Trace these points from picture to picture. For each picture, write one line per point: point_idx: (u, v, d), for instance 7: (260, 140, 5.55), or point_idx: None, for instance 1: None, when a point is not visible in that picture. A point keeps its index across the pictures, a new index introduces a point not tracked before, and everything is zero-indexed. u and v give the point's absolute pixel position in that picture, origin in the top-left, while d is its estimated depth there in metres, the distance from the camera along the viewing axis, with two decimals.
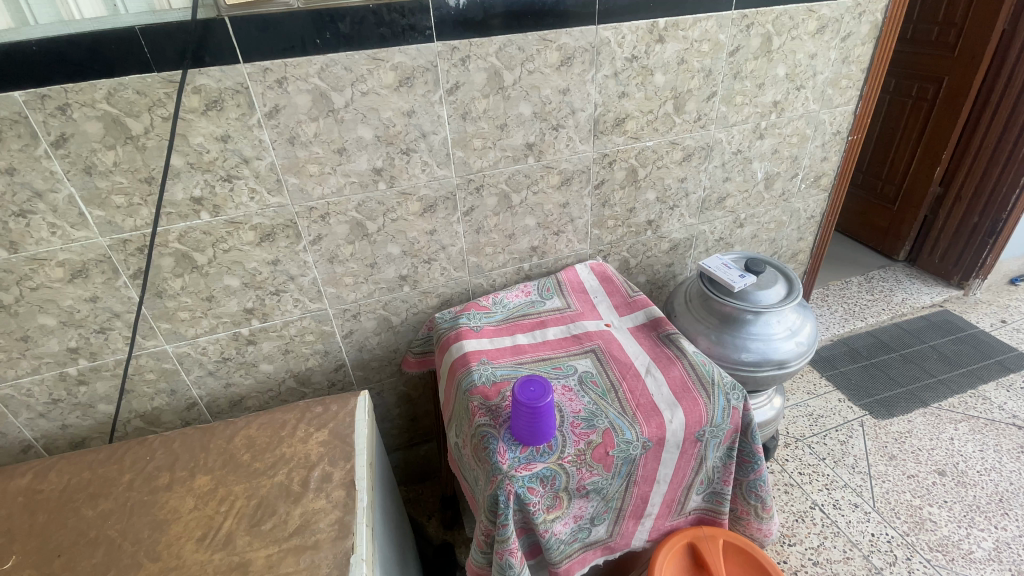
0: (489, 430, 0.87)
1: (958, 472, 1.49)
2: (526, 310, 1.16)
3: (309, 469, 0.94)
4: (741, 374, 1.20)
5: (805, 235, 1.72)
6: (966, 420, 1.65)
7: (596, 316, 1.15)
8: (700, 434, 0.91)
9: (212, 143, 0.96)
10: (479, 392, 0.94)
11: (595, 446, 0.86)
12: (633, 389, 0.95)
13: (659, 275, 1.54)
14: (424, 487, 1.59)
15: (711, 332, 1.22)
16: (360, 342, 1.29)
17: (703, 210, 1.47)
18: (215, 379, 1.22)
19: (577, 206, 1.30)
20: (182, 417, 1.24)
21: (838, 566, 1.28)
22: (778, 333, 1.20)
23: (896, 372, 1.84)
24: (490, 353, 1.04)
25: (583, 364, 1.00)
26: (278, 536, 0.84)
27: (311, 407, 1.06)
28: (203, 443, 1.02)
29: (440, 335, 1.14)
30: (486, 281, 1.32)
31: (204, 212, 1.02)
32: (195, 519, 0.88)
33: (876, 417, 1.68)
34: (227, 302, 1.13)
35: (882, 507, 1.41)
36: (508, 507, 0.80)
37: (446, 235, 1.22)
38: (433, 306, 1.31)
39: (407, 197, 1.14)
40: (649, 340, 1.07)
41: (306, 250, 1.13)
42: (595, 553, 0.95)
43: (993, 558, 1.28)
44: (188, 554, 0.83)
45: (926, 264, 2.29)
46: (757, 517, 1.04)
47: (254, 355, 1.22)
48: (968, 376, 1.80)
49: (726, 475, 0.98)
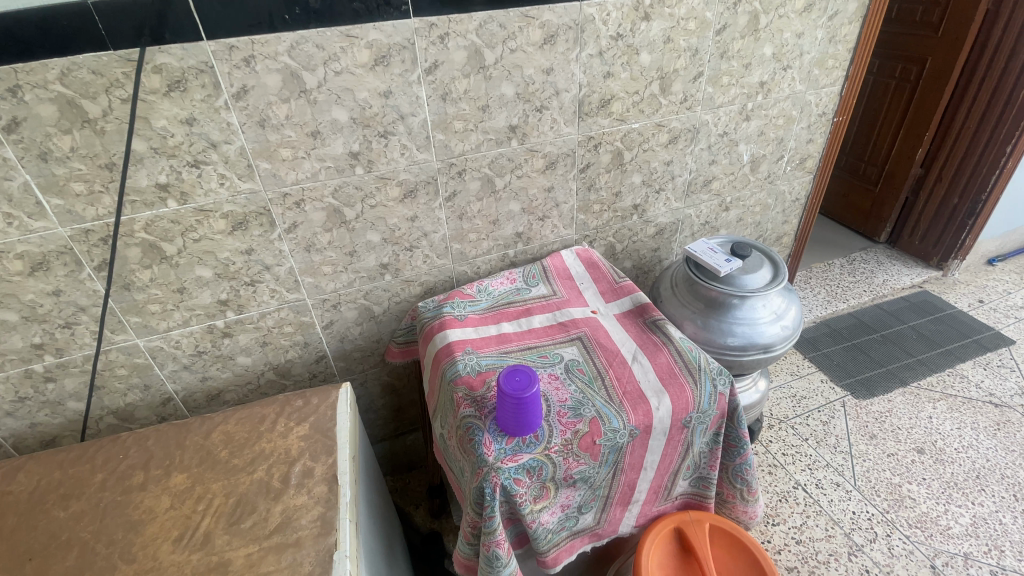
0: (474, 422, 0.85)
1: (937, 450, 1.52)
2: (511, 297, 1.14)
3: (289, 464, 0.91)
4: (727, 358, 1.20)
5: (790, 218, 1.72)
6: (944, 398, 1.68)
7: (582, 302, 1.13)
8: (687, 421, 0.90)
9: (176, 127, 0.91)
10: (464, 382, 0.92)
11: (582, 435, 0.85)
12: (620, 376, 0.94)
13: (645, 260, 1.52)
14: (411, 476, 1.58)
15: (697, 316, 1.22)
16: (342, 333, 1.26)
17: (689, 193, 1.45)
18: (191, 372, 1.17)
19: (562, 190, 1.27)
20: (157, 413, 1.20)
21: (820, 544, 1.30)
22: (764, 317, 1.20)
23: (877, 353, 1.87)
24: (475, 342, 1.01)
25: (569, 352, 0.99)
26: (258, 534, 0.81)
27: (290, 401, 1.03)
28: (178, 439, 0.98)
29: (423, 325, 1.11)
30: (470, 269, 1.30)
31: (172, 200, 0.97)
32: (171, 519, 0.85)
33: (857, 397, 1.71)
34: (200, 294, 1.09)
35: (863, 486, 1.43)
36: (494, 499, 0.79)
37: (428, 221, 1.18)
38: (417, 295, 1.28)
39: (386, 181, 1.09)
40: (635, 326, 1.05)
41: (281, 238, 1.08)
42: (582, 540, 0.95)
43: (970, 533, 1.31)
44: (164, 555, 0.80)
45: (907, 245, 2.32)
46: (743, 500, 1.04)
47: (231, 348, 1.18)
48: (946, 356, 1.84)
49: (713, 460, 0.98)
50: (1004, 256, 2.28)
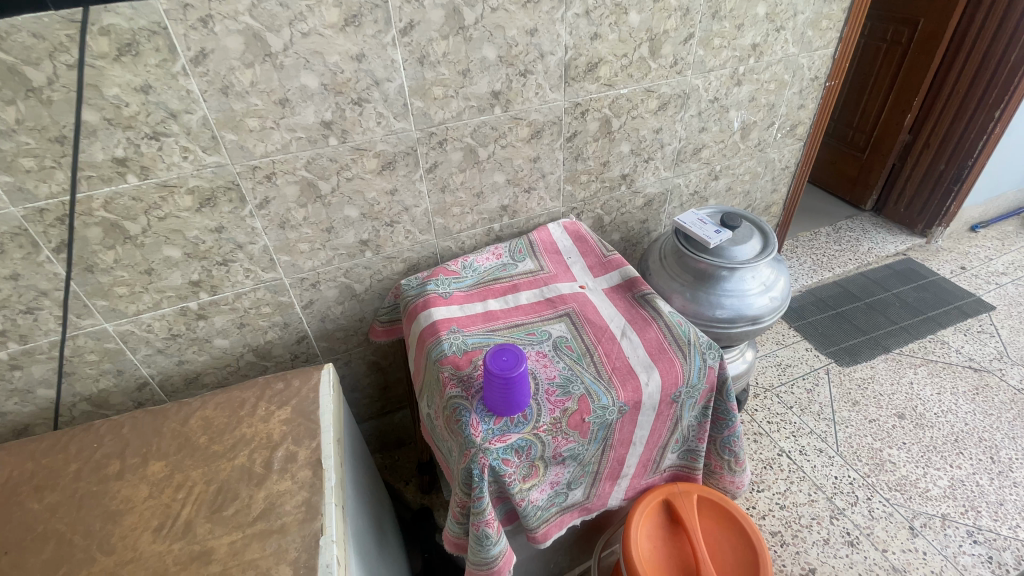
0: (461, 402, 0.83)
1: (917, 415, 1.56)
2: (497, 274, 1.11)
3: (272, 449, 0.88)
4: (715, 330, 1.19)
5: (779, 186, 1.70)
6: (925, 364, 1.72)
7: (570, 277, 1.09)
8: (676, 395, 0.89)
9: (131, 95, 0.84)
10: (450, 362, 0.89)
11: (571, 413, 0.83)
12: (608, 352, 0.91)
13: (633, 233, 1.49)
14: (401, 453, 1.58)
15: (686, 289, 1.20)
16: (322, 312, 1.22)
17: (678, 162, 1.41)
18: (166, 356, 1.13)
19: (548, 160, 1.22)
20: (134, 398, 1.16)
21: (803, 508, 1.34)
22: (753, 288, 1.18)
23: (860, 321, 1.89)
24: (460, 321, 0.98)
25: (557, 329, 0.96)
26: (241, 521, 0.78)
27: (271, 384, 1.00)
28: (155, 426, 0.95)
29: (406, 303, 1.08)
30: (455, 244, 1.25)
31: (132, 175, 0.91)
32: (150, 508, 0.82)
33: (840, 364, 1.73)
34: (169, 274, 1.03)
35: (845, 451, 1.46)
36: (482, 480, 0.77)
37: (409, 195, 1.13)
38: (400, 272, 1.24)
39: (363, 152, 1.04)
40: (624, 301, 1.02)
41: (253, 215, 1.03)
42: (572, 514, 0.95)
43: (947, 495, 1.35)
44: (144, 545, 0.77)
45: (893, 213, 2.32)
46: (730, 470, 1.04)
47: (207, 330, 1.13)
48: (928, 322, 1.87)
49: (701, 433, 0.98)
50: (987, 223, 2.30)
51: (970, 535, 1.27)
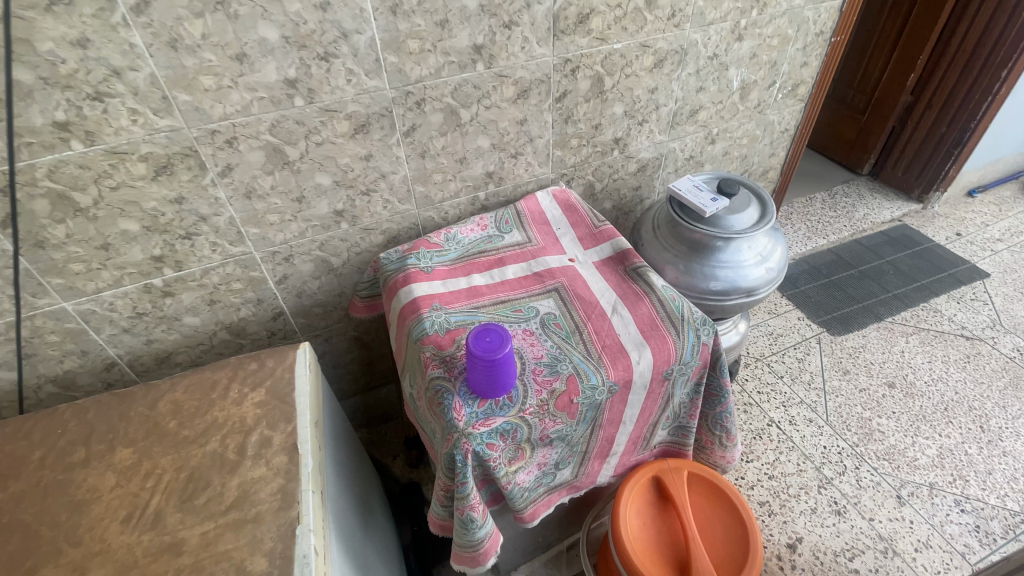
0: (443, 384, 0.78)
1: (907, 384, 1.56)
2: (482, 246, 1.05)
3: (245, 434, 0.84)
4: (708, 303, 1.15)
5: (777, 150, 1.63)
6: (917, 332, 1.71)
7: (559, 250, 1.03)
8: (668, 373, 0.85)
9: (67, 51, 0.75)
10: (432, 342, 0.84)
11: (558, 394, 0.79)
12: (598, 330, 0.86)
13: (625, 200, 1.43)
14: (388, 427, 1.56)
15: (679, 260, 1.16)
16: (298, 288, 1.16)
17: (674, 124, 1.33)
18: (133, 336, 1.07)
19: (536, 123, 1.14)
20: (102, 379, 1.10)
21: (792, 478, 1.34)
22: (749, 259, 1.14)
23: (854, 289, 1.87)
24: (443, 298, 0.93)
25: (545, 305, 0.90)
26: (213, 510, 0.74)
27: (244, 364, 0.95)
28: (122, 410, 0.90)
29: (386, 279, 1.02)
30: (437, 214, 1.18)
31: (77, 141, 0.82)
32: (117, 498, 0.77)
33: (832, 333, 1.72)
34: (128, 249, 0.96)
35: (834, 421, 1.47)
36: (466, 465, 0.74)
37: (386, 161, 1.05)
38: (379, 245, 1.17)
39: (332, 114, 0.95)
40: (615, 274, 0.97)
41: (215, 184, 0.95)
42: (560, 493, 0.93)
43: (936, 464, 1.36)
44: (113, 537, 0.73)
45: (890, 178, 2.27)
46: (720, 446, 1.02)
47: (175, 308, 1.07)
48: (922, 290, 1.85)
49: (692, 410, 0.96)
50: (985, 187, 2.26)
51: (957, 504, 1.28)
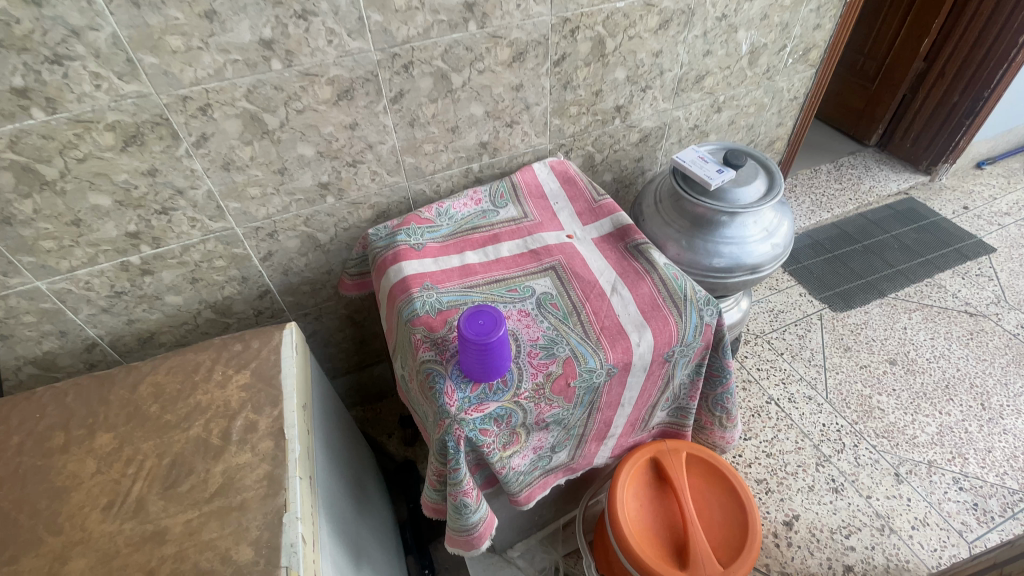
0: (435, 367, 0.75)
1: (908, 360, 1.55)
2: (476, 222, 1.00)
3: (230, 418, 0.81)
4: (711, 280, 1.11)
5: (785, 120, 1.56)
6: (920, 308, 1.68)
7: (557, 226, 0.98)
8: (669, 355, 0.81)
9: (18, 7, 0.68)
10: (423, 323, 0.80)
11: (555, 378, 0.75)
12: (597, 310, 0.82)
13: (626, 172, 1.37)
14: (383, 405, 1.54)
15: (681, 236, 1.11)
16: (285, 265, 1.12)
17: (678, 91, 1.26)
18: (113, 316, 1.03)
19: (533, 89, 1.07)
20: (84, 359, 1.07)
21: (790, 456, 1.34)
22: (754, 235, 1.09)
23: (857, 264, 1.83)
24: (435, 276, 0.88)
25: (542, 284, 0.86)
26: (197, 498, 0.72)
27: (228, 345, 0.92)
28: (102, 394, 0.86)
29: (375, 256, 0.97)
30: (429, 187, 1.13)
31: (36, 108, 0.76)
32: (98, 485, 0.75)
33: (834, 310, 1.69)
34: (101, 225, 0.91)
35: (834, 398, 1.46)
36: (458, 451, 0.71)
37: (372, 130, 0.99)
38: (368, 220, 1.12)
39: (313, 78, 0.88)
40: (615, 251, 0.92)
41: (190, 155, 0.89)
42: (556, 475, 0.91)
43: (935, 441, 1.36)
44: (94, 525, 0.70)
45: (898, 149, 2.20)
46: (720, 426, 1.00)
47: (156, 286, 1.03)
48: (926, 265, 1.82)
49: (692, 391, 0.93)
50: (995, 159, 2.19)
51: (955, 482, 1.29)
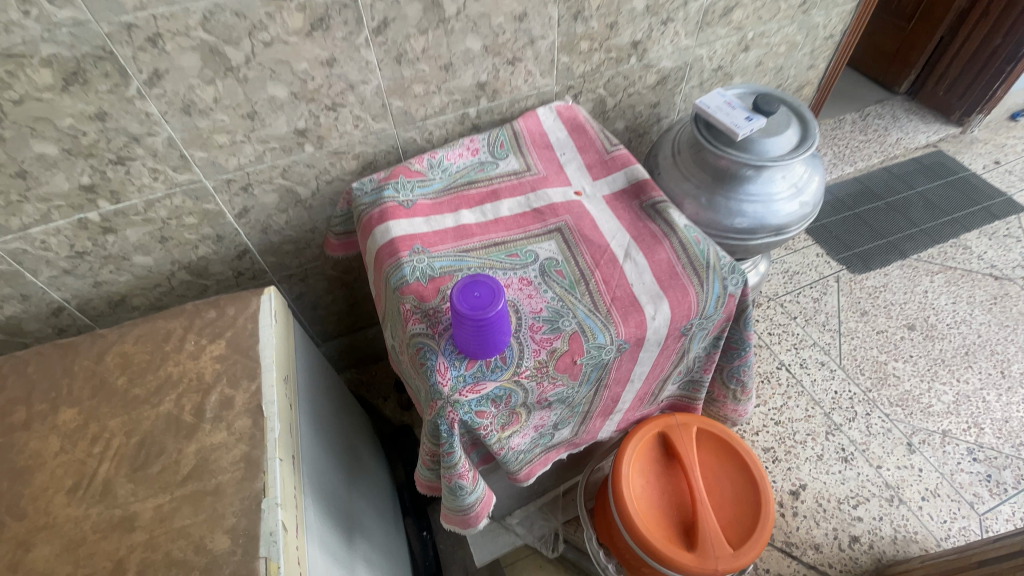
0: (426, 342, 0.67)
1: (928, 326, 1.48)
2: (473, 176, 0.89)
3: (204, 393, 0.74)
4: (731, 241, 1.02)
5: (816, 62, 1.41)
6: (943, 271, 1.59)
7: (564, 180, 0.88)
8: (686, 328, 0.73)
9: None
10: (412, 292, 0.72)
11: (560, 355, 0.67)
12: (608, 279, 0.73)
13: (640, 119, 1.24)
14: (379, 367, 1.49)
15: (701, 193, 1.00)
16: (264, 222, 1.02)
17: (703, 26, 1.11)
18: (78, 278, 0.95)
19: (538, 20, 0.93)
20: (52, 324, 0.99)
21: (799, 424, 1.30)
22: (781, 192, 0.99)
23: (879, 223, 1.73)
24: (426, 238, 0.79)
25: (546, 248, 0.77)
26: (169, 481, 0.66)
27: (201, 312, 0.84)
28: (66, 365, 0.79)
29: (360, 214, 0.87)
30: (420, 135, 1.01)
31: None
32: (62, 466, 0.69)
33: (852, 272, 1.61)
34: (49, 177, 0.80)
35: (848, 364, 1.40)
36: (452, 435, 0.65)
37: (354, 67, 0.86)
38: (353, 172, 1.01)
39: (281, 3, 0.75)
40: (629, 210, 0.82)
41: (143, 96, 0.77)
42: (557, 451, 0.85)
43: (951, 410, 1.32)
44: (58, 510, 0.65)
45: (929, 98, 2.03)
46: (734, 399, 0.94)
47: (122, 246, 0.94)
48: (952, 224, 1.71)
49: (708, 364, 0.85)
50: None
51: (970, 452, 1.25)
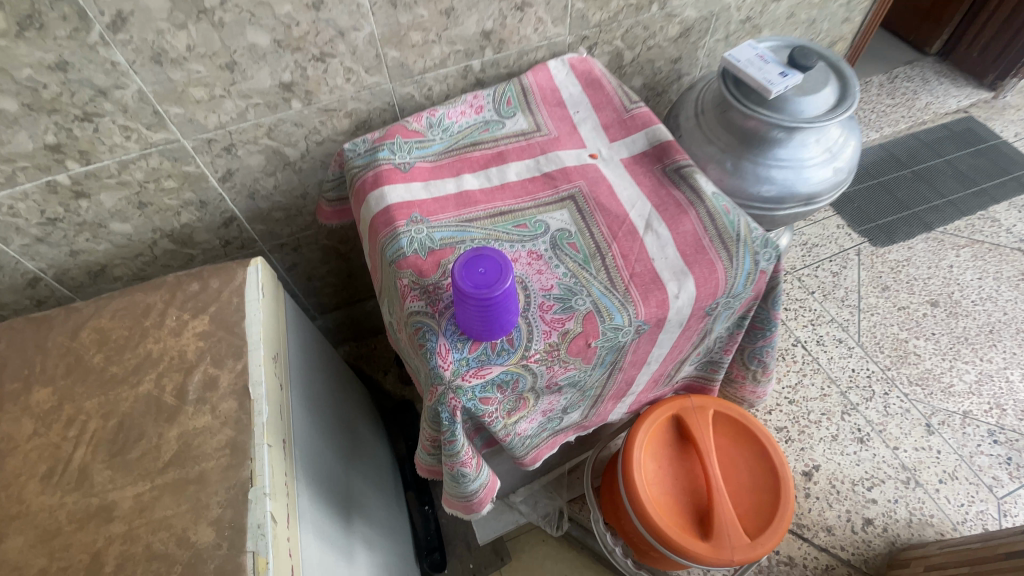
0: (425, 322, 0.61)
1: (952, 303, 1.41)
2: (477, 136, 0.81)
3: (186, 373, 0.69)
4: (756, 210, 0.94)
5: (852, 15, 1.28)
6: (969, 245, 1.51)
7: (577, 142, 0.79)
8: (711, 308, 0.66)
9: None
10: (410, 266, 0.65)
11: (572, 337, 0.61)
12: (626, 253, 0.66)
13: (659, 76, 1.14)
14: (378, 340, 1.44)
15: (725, 157, 0.92)
16: (250, 187, 0.94)
17: None
18: (52, 246, 0.88)
19: None
20: (29, 295, 0.94)
21: (814, 403, 1.25)
22: (814, 157, 0.90)
23: (904, 193, 1.63)
24: (425, 205, 0.72)
25: (557, 218, 0.69)
26: (149, 468, 0.61)
27: (183, 285, 0.77)
28: (38, 341, 0.73)
29: (352, 178, 0.79)
30: (418, 91, 0.92)
31: None
32: (35, 450, 0.64)
33: (874, 245, 1.52)
34: (10, 135, 0.72)
35: (867, 342, 1.34)
36: (454, 423, 0.60)
37: (344, 12, 0.77)
38: (345, 132, 0.93)
39: None
40: (650, 175, 0.74)
41: (107, 42, 0.68)
42: (566, 434, 0.81)
43: (972, 390, 1.27)
44: (31, 498, 0.60)
45: (962, 59, 1.89)
46: (753, 380, 0.88)
47: (97, 212, 0.87)
48: (981, 196, 1.61)
49: (729, 345, 0.79)
50: None
51: (990, 435, 1.20)
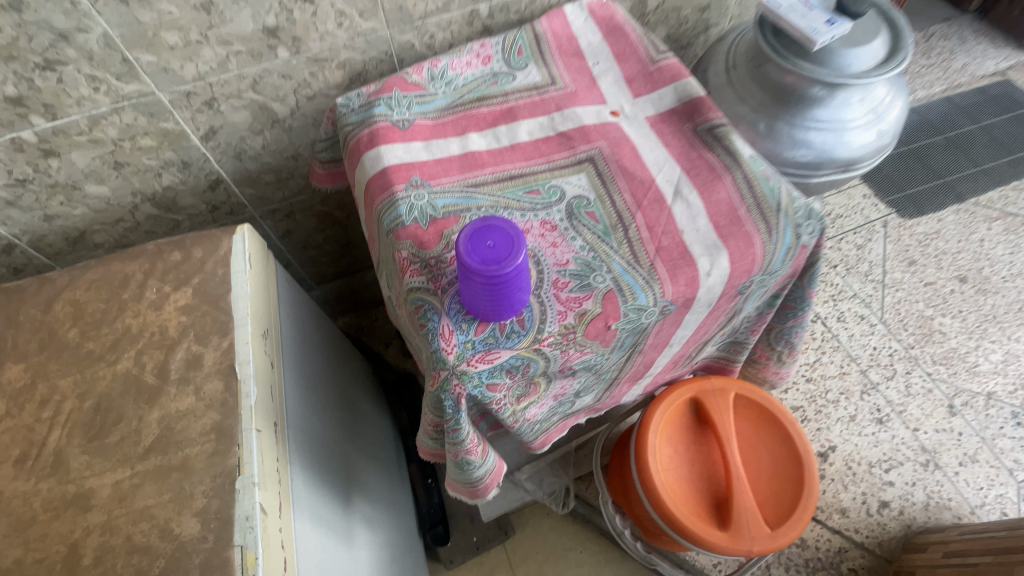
0: (427, 300, 0.54)
1: (981, 279, 1.33)
2: (484, 90, 0.72)
3: (168, 350, 0.63)
4: (788, 178, 0.86)
5: None
6: (1003, 218, 1.42)
7: (596, 98, 0.71)
8: (744, 287, 0.60)
9: None
10: (410, 236, 0.58)
11: (590, 318, 0.55)
12: (651, 224, 0.59)
13: (684, 27, 1.03)
14: (378, 311, 1.39)
15: (758, 118, 0.83)
16: (236, 147, 0.87)
17: None
18: (24, 210, 0.81)
19: None
20: (5, 263, 0.88)
21: (832, 382, 1.20)
22: (856, 118, 0.81)
23: (936, 161, 1.53)
24: (427, 168, 0.64)
25: (574, 183, 0.62)
26: (129, 453, 0.57)
27: (163, 254, 0.71)
28: (8, 314, 0.68)
29: (345, 136, 0.72)
30: (418, 39, 0.83)
31: None
32: (7, 432, 0.59)
33: (902, 216, 1.44)
34: None
35: (890, 319, 1.28)
36: (458, 411, 0.54)
37: None
38: (338, 86, 0.84)
39: None
40: (679, 136, 0.66)
41: None
42: (577, 416, 0.76)
43: (998, 371, 1.21)
44: (3, 484, 0.56)
45: (1004, 16, 1.74)
46: (777, 362, 0.82)
47: (69, 173, 0.79)
48: (1017, 165, 1.51)
49: (757, 325, 0.73)
50: None
51: (1014, 417, 1.16)
